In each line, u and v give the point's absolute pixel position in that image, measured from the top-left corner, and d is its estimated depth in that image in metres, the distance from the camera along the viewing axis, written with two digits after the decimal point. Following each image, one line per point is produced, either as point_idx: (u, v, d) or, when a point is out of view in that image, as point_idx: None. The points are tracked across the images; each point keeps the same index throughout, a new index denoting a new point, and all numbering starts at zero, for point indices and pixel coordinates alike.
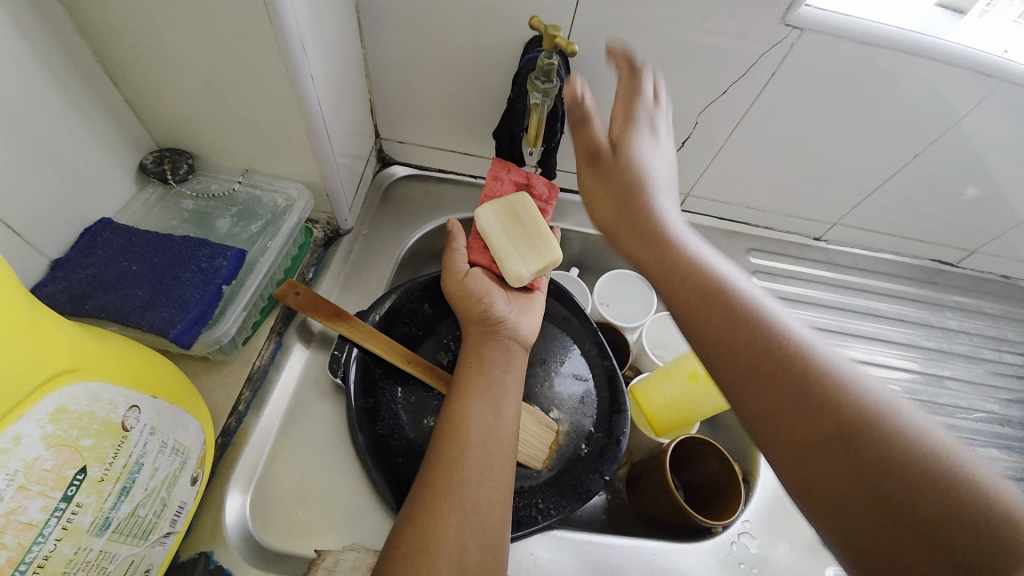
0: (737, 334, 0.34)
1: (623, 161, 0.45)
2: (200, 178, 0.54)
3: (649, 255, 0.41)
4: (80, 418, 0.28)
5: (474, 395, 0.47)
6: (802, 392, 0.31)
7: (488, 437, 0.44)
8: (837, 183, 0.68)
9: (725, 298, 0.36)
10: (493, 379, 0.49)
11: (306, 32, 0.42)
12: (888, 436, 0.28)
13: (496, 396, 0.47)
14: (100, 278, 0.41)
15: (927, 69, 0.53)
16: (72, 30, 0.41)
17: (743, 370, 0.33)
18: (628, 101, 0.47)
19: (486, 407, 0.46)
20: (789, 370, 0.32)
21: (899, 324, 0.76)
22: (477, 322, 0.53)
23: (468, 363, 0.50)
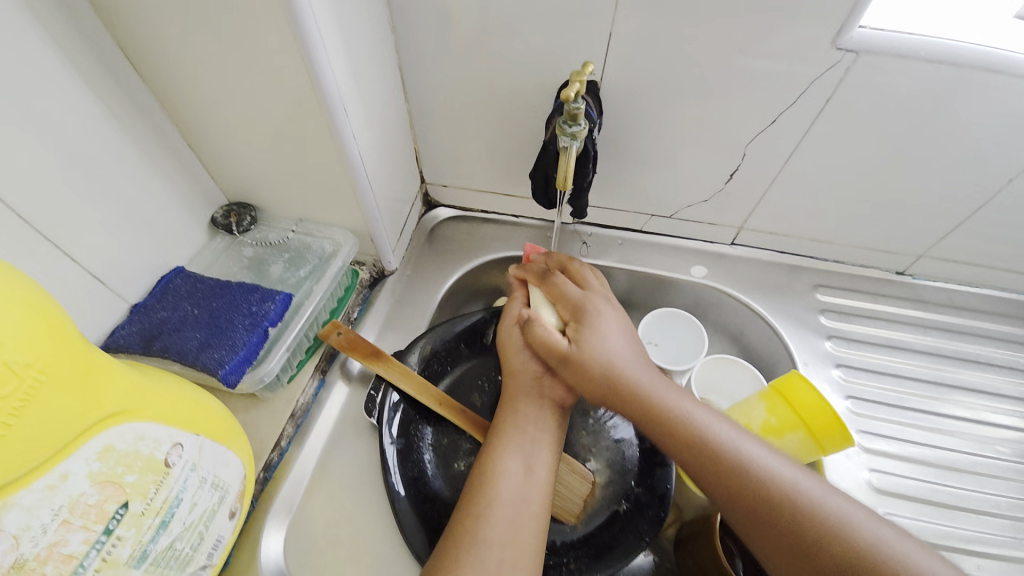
0: (774, 522, 0.37)
1: (586, 359, 0.46)
2: (261, 228, 0.59)
3: (688, 459, 0.41)
4: (125, 455, 0.31)
5: (507, 449, 0.45)
6: (828, 559, 0.35)
7: (519, 495, 0.42)
8: (919, 212, 0.60)
9: (752, 479, 0.39)
10: (528, 434, 0.46)
11: (348, 95, 0.46)
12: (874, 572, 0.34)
13: (528, 451, 0.45)
14: (166, 321, 0.46)
15: (1016, 82, 0.47)
16: (156, 106, 0.48)
17: (798, 561, 0.36)
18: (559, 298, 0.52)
19: (518, 463, 0.44)
20: (828, 552, 0.35)
21: (1012, 374, 0.64)
22: (514, 376, 0.50)
23: (503, 413, 0.48)
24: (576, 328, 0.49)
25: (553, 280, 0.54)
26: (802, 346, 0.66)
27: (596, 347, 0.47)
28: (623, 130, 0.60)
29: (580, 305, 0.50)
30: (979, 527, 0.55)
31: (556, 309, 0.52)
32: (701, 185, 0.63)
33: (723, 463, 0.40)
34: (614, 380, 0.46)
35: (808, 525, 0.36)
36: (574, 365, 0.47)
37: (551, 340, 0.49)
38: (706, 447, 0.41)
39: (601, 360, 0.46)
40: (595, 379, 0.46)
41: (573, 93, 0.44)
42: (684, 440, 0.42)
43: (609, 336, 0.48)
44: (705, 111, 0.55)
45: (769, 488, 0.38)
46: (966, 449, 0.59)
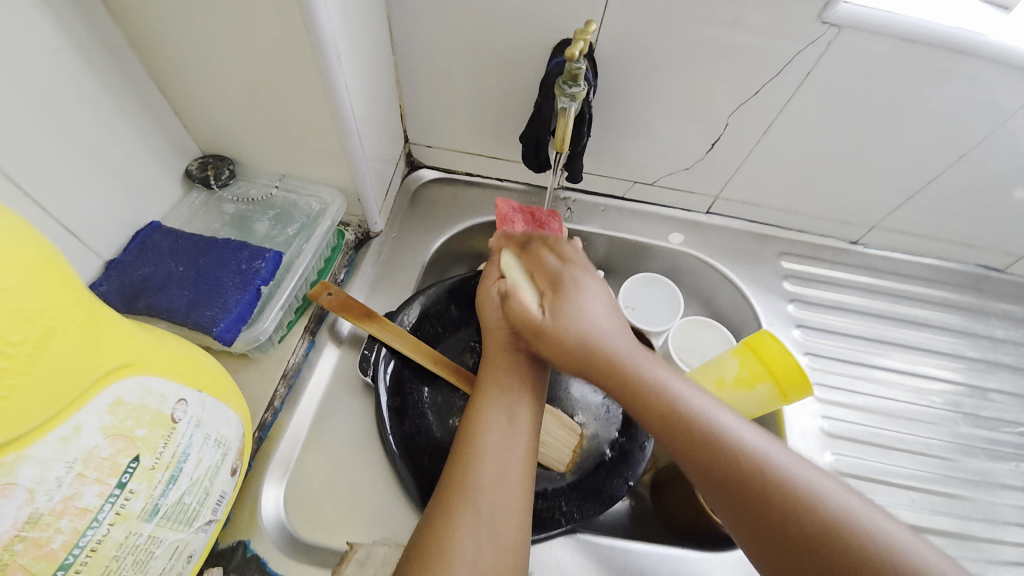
0: (738, 489, 0.37)
1: (560, 328, 0.47)
2: (240, 183, 0.56)
3: (651, 417, 0.42)
4: (134, 410, 0.30)
5: (489, 403, 0.46)
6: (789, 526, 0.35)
7: (503, 441, 0.43)
8: (876, 186, 0.65)
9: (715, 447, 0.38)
10: (507, 389, 0.47)
11: (342, 43, 0.44)
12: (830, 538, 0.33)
13: (510, 399, 0.46)
14: (149, 278, 0.44)
15: (971, 66, 0.51)
16: (124, 44, 0.44)
17: (756, 523, 0.36)
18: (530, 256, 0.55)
19: (500, 415, 0.45)
20: (787, 511, 0.35)
21: (941, 332, 0.72)
22: (494, 336, 0.51)
23: (485, 371, 0.49)
24: (552, 298, 0.49)
25: (533, 250, 0.56)
26: (767, 308, 0.71)
27: (573, 313, 0.48)
28: (613, 97, 0.60)
29: (558, 275, 0.52)
30: (912, 464, 0.63)
31: (535, 282, 0.52)
32: (685, 154, 0.66)
33: (688, 424, 0.40)
34: (585, 346, 0.46)
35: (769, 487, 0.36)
36: (546, 330, 0.47)
37: (527, 311, 0.49)
38: (669, 407, 0.41)
39: (573, 324, 0.47)
40: (565, 342, 0.46)
41: (577, 52, 0.44)
42: (646, 394, 0.42)
43: (587, 304, 0.48)
44: (693, 80, 0.57)
45: (733, 454, 0.38)
46: (904, 398, 0.67)
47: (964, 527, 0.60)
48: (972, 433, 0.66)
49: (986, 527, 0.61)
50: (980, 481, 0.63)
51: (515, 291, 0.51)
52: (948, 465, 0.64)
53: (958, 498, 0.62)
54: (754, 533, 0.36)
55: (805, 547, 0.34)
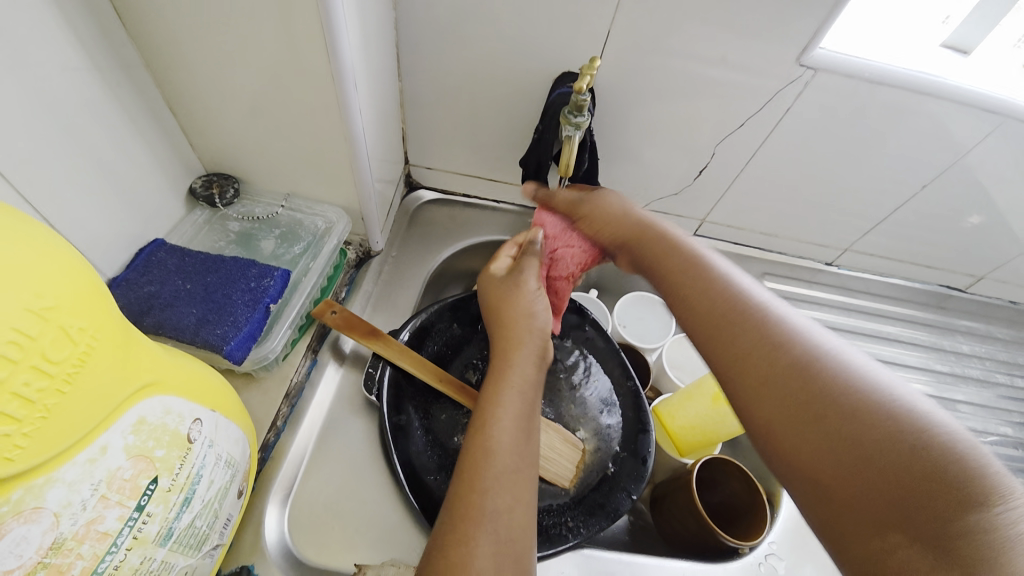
0: (749, 351, 0.38)
1: (597, 211, 0.55)
2: (244, 201, 0.57)
3: (676, 290, 0.45)
4: (156, 429, 0.30)
5: (505, 408, 0.44)
6: (816, 392, 0.34)
7: (521, 456, 0.41)
8: (848, 212, 0.70)
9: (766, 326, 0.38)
10: (520, 393, 0.45)
11: (358, 71, 0.46)
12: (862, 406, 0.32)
13: (525, 413, 0.45)
14: (156, 295, 0.44)
15: (930, 106, 0.57)
16: (139, 63, 0.45)
17: (765, 383, 0.36)
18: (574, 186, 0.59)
19: (513, 426, 0.43)
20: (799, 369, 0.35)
21: (912, 348, 0.77)
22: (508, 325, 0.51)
23: (493, 376, 0.47)
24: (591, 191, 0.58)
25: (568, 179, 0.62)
26: None
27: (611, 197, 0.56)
28: (609, 125, 0.64)
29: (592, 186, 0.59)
30: None
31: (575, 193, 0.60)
32: (674, 180, 0.69)
33: (712, 295, 0.42)
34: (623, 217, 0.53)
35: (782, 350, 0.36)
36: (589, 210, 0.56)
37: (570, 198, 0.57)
38: (697, 278, 0.44)
39: (613, 202, 0.55)
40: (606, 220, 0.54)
41: (584, 85, 0.47)
42: (674, 269, 0.46)
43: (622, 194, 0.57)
44: (683, 112, 0.61)
45: (751, 320, 0.39)
46: None
47: None
48: None
49: None
50: None
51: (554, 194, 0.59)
52: None
53: None
54: (767, 388, 0.36)
55: (809, 404, 0.33)
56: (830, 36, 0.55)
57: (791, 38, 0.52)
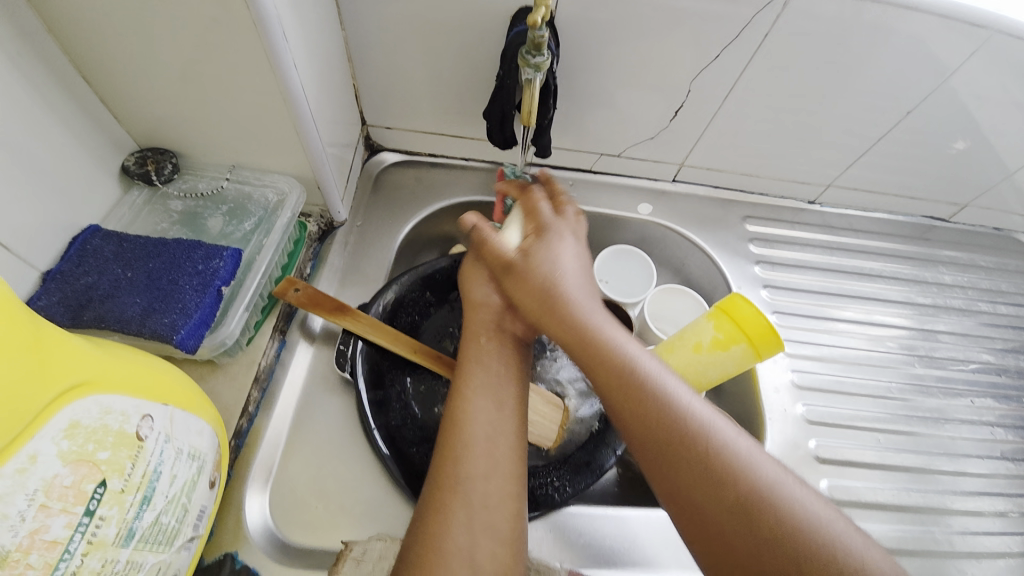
0: (724, 524, 0.34)
1: (532, 267, 0.47)
2: (185, 177, 0.53)
3: (616, 397, 0.40)
4: (94, 432, 0.28)
5: (473, 391, 0.44)
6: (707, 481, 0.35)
7: (493, 432, 0.42)
8: (832, 145, 0.67)
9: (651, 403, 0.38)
10: (494, 367, 0.45)
11: (285, 18, 0.41)
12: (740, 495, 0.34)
13: (496, 389, 0.44)
14: (94, 287, 0.41)
15: (918, 23, 0.53)
16: (40, 29, 0.39)
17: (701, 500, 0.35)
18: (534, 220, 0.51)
19: (488, 399, 0.43)
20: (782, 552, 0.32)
21: (896, 282, 0.77)
22: (477, 308, 0.49)
23: (469, 349, 0.47)
24: (533, 239, 0.49)
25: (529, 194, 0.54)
26: (736, 272, 0.73)
27: (545, 257, 0.47)
28: (577, 67, 0.59)
29: (543, 222, 0.50)
30: (876, 408, 0.67)
31: (522, 227, 0.51)
32: (649, 124, 0.65)
33: (679, 447, 0.36)
34: (549, 297, 0.45)
35: (762, 525, 0.33)
36: (516, 270, 0.47)
37: (501, 249, 0.49)
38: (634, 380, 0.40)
39: (543, 271, 0.46)
40: (532, 290, 0.46)
41: (540, 19, 0.43)
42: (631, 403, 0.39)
43: (562, 251, 0.48)
44: (655, 47, 0.56)
45: (723, 479, 0.35)
46: (864, 346, 0.72)
47: (929, 463, 0.65)
48: (928, 374, 0.71)
49: (947, 461, 0.66)
50: (939, 419, 0.68)
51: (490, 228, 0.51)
52: (908, 406, 0.68)
53: (921, 437, 0.66)
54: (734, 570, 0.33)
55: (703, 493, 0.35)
56: None
57: None
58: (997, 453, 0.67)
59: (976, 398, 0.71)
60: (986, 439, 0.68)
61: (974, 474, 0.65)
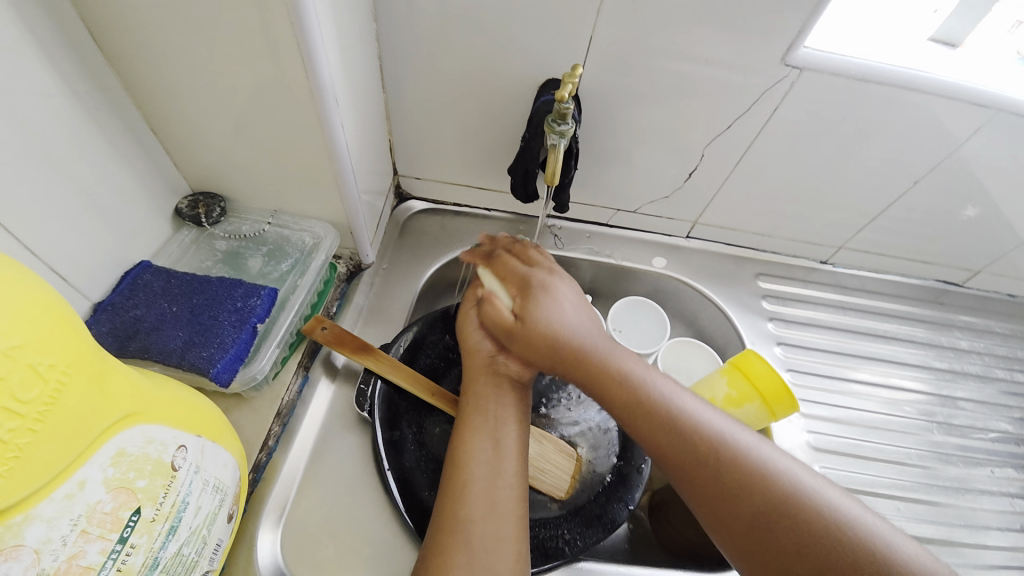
0: (742, 514, 0.38)
1: (531, 328, 0.49)
2: (231, 220, 0.57)
3: (638, 421, 0.43)
4: (136, 460, 0.30)
5: (473, 432, 0.46)
6: (735, 491, 0.38)
7: (491, 471, 0.43)
8: (842, 209, 0.70)
9: (670, 425, 0.42)
10: (490, 412, 0.47)
11: (338, 86, 0.46)
12: (768, 505, 0.37)
13: (496, 429, 0.46)
14: (142, 319, 0.44)
15: (920, 101, 0.56)
16: (119, 87, 0.45)
17: (736, 512, 0.38)
18: (512, 278, 0.54)
19: (485, 441, 0.45)
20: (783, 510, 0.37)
21: (911, 345, 0.77)
22: (479, 360, 0.51)
23: (465, 402, 0.49)
24: (522, 301, 0.51)
25: (499, 259, 0.56)
26: (749, 328, 0.74)
27: (541, 316, 0.49)
28: (597, 130, 0.63)
29: (525, 279, 0.53)
30: (895, 475, 0.66)
31: (506, 287, 0.54)
32: (664, 183, 0.69)
33: (706, 460, 0.40)
34: (556, 349, 0.48)
35: (794, 513, 0.36)
36: (518, 332, 0.49)
37: (501, 313, 0.51)
38: (652, 403, 0.43)
39: (544, 326, 0.49)
40: (539, 347, 0.48)
41: (566, 94, 0.47)
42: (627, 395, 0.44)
43: (555, 303, 0.50)
44: (669, 116, 0.61)
45: (735, 473, 0.39)
46: (881, 409, 0.71)
47: (950, 535, 0.63)
48: (948, 441, 0.70)
49: (969, 534, 0.63)
50: (961, 489, 0.66)
51: (490, 297, 0.53)
52: (928, 474, 0.67)
53: (942, 506, 0.64)
54: (772, 556, 0.36)
55: (735, 503, 0.38)
56: (815, 36, 0.55)
57: (774, 38, 0.52)
58: (1023, 527, 0.65)
59: (997, 468, 0.69)
60: (1010, 513, 0.66)
61: (998, 549, 0.63)
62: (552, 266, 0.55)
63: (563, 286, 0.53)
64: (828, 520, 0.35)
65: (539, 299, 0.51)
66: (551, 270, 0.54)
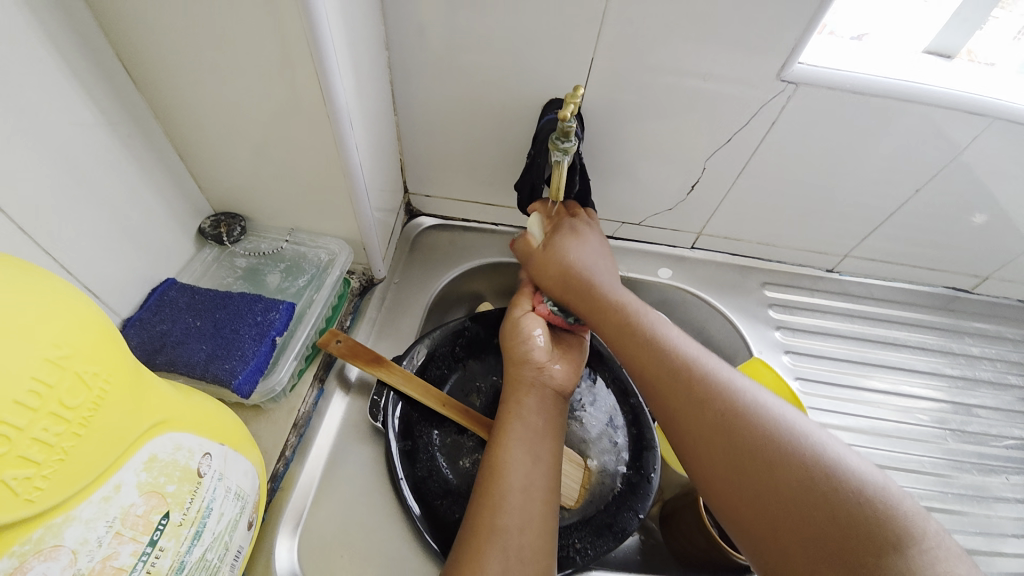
0: (718, 437, 0.42)
1: (547, 261, 0.58)
2: (251, 238, 0.59)
3: (652, 360, 0.48)
4: (167, 466, 0.31)
5: (513, 444, 0.47)
6: (716, 417, 0.43)
7: (529, 483, 0.45)
8: (846, 218, 0.71)
9: (674, 365, 0.47)
10: (532, 425, 0.49)
11: (353, 110, 0.48)
12: (742, 432, 0.41)
13: (534, 441, 0.47)
14: (168, 333, 0.46)
15: (918, 111, 0.57)
16: (150, 117, 0.48)
17: (714, 436, 0.42)
18: (551, 220, 0.60)
19: (525, 453, 0.46)
20: (788, 467, 0.38)
21: (922, 352, 0.76)
22: (518, 364, 0.54)
23: (505, 410, 0.50)
24: (550, 236, 0.59)
25: (546, 205, 0.62)
26: (757, 336, 0.75)
27: (561, 249, 0.57)
28: (601, 146, 0.65)
29: (561, 219, 0.60)
30: (909, 483, 0.65)
31: (542, 224, 0.61)
32: (668, 195, 0.70)
33: (696, 394, 0.44)
34: (566, 277, 0.56)
35: (764, 442, 0.40)
36: (540, 267, 0.59)
37: (530, 245, 0.60)
38: (663, 351, 0.48)
39: (558, 261, 0.57)
40: (551, 270, 0.58)
41: (569, 114, 0.49)
42: (650, 361, 0.48)
43: (580, 243, 0.57)
44: (671, 131, 0.62)
45: (725, 404, 0.43)
46: (894, 417, 0.70)
47: (966, 543, 0.62)
48: (962, 448, 0.69)
49: (985, 542, 0.62)
50: (976, 496, 0.66)
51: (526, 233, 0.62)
52: (943, 481, 0.66)
53: (957, 514, 0.64)
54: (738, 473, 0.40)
55: (716, 430, 0.42)
56: (811, 51, 0.57)
57: (770, 54, 0.54)
58: None
59: (1013, 475, 0.68)
60: None
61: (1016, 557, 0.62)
62: (590, 219, 0.60)
63: (594, 237, 0.59)
64: (797, 458, 0.39)
65: (565, 239, 0.58)
66: (589, 221, 0.60)
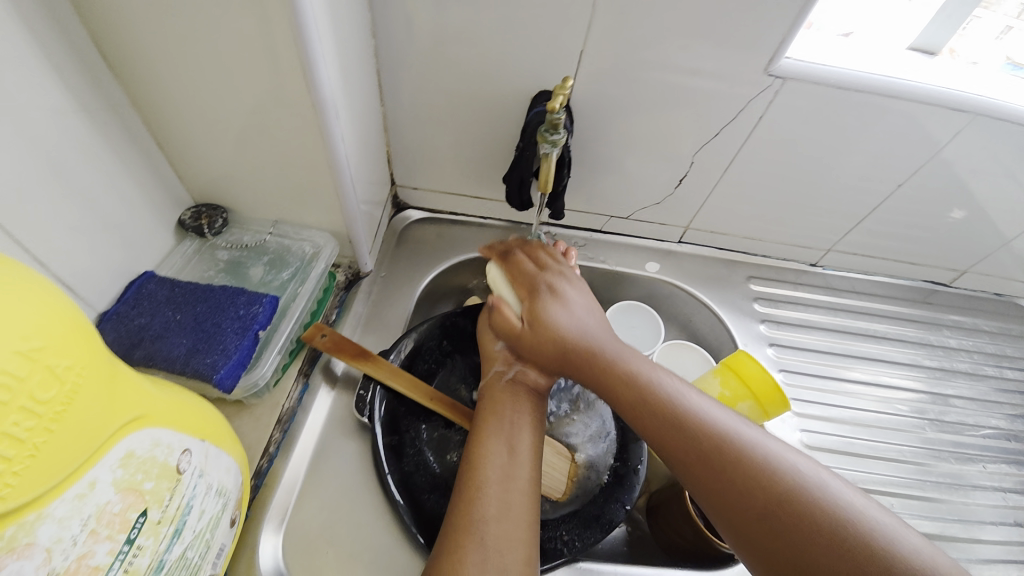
0: (737, 494, 0.39)
1: (537, 334, 0.52)
2: (232, 230, 0.58)
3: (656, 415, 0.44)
4: (144, 462, 0.31)
5: (488, 436, 0.47)
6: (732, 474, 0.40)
7: (506, 474, 0.45)
8: (830, 213, 0.72)
9: (683, 419, 0.43)
10: (507, 418, 0.49)
11: (337, 99, 0.47)
12: (763, 491, 0.38)
13: (507, 435, 0.48)
14: (146, 327, 0.45)
15: (901, 107, 0.58)
16: (128, 105, 0.46)
17: (734, 496, 0.39)
18: (526, 286, 0.56)
19: (501, 446, 0.47)
20: (814, 523, 0.36)
21: (901, 345, 0.78)
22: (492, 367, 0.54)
23: (480, 410, 0.50)
24: (530, 303, 0.54)
25: (515, 259, 0.59)
26: (742, 329, 0.76)
27: (549, 319, 0.52)
28: (590, 139, 0.65)
29: (535, 283, 0.56)
30: (889, 472, 0.67)
31: (512, 287, 0.57)
32: (656, 189, 0.71)
33: (707, 449, 0.41)
34: (563, 350, 0.51)
35: (789, 501, 0.37)
36: (529, 337, 0.52)
37: (509, 319, 0.55)
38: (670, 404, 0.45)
39: (552, 330, 0.51)
40: (549, 349, 0.51)
41: (558, 105, 0.49)
42: (656, 409, 0.45)
43: (564, 306, 0.53)
44: (660, 125, 0.62)
45: (737, 458, 0.40)
46: (874, 408, 0.72)
47: (944, 530, 0.64)
48: (939, 438, 0.71)
49: (963, 528, 0.64)
50: (954, 484, 0.67)
51: (500, 305, 0.56)
52: (922, 470, 0.68)
53: (935, 502, 0.65)
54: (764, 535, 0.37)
55: (733, 486, 0.39)
56: (798, 46, 0.57)
57: (759, 48, 0.54)
58: (1014, 521, 0.66)
59: (989, 463, 0.70)
60: (1001, 506, 0.66)
61: (992, 543, 0.64)
62: (564, 270, 0.57)
63: (574, 292, 0.55)
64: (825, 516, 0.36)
65: (549, 304, 0.53)
66: (565, 273, 0.57)
